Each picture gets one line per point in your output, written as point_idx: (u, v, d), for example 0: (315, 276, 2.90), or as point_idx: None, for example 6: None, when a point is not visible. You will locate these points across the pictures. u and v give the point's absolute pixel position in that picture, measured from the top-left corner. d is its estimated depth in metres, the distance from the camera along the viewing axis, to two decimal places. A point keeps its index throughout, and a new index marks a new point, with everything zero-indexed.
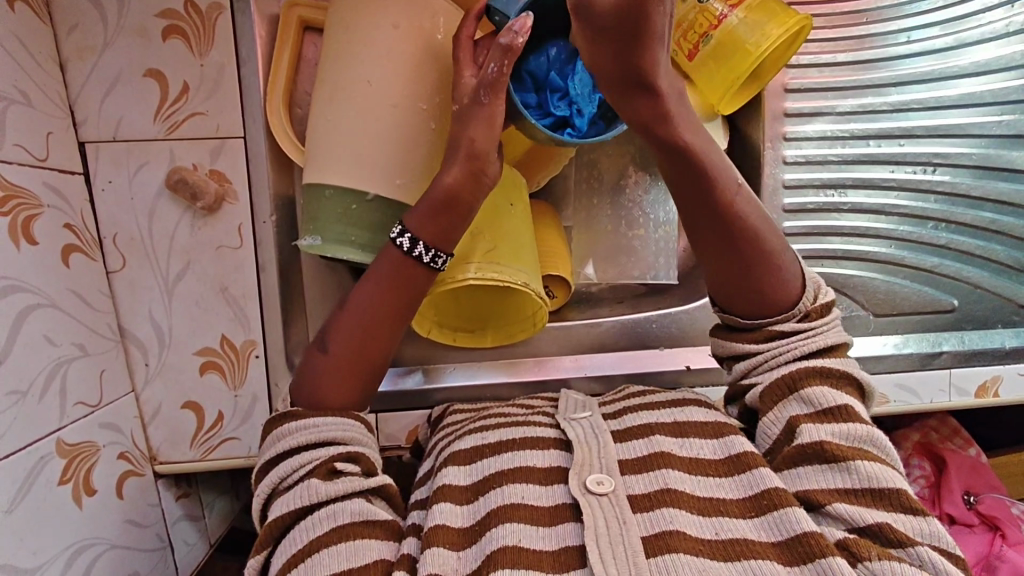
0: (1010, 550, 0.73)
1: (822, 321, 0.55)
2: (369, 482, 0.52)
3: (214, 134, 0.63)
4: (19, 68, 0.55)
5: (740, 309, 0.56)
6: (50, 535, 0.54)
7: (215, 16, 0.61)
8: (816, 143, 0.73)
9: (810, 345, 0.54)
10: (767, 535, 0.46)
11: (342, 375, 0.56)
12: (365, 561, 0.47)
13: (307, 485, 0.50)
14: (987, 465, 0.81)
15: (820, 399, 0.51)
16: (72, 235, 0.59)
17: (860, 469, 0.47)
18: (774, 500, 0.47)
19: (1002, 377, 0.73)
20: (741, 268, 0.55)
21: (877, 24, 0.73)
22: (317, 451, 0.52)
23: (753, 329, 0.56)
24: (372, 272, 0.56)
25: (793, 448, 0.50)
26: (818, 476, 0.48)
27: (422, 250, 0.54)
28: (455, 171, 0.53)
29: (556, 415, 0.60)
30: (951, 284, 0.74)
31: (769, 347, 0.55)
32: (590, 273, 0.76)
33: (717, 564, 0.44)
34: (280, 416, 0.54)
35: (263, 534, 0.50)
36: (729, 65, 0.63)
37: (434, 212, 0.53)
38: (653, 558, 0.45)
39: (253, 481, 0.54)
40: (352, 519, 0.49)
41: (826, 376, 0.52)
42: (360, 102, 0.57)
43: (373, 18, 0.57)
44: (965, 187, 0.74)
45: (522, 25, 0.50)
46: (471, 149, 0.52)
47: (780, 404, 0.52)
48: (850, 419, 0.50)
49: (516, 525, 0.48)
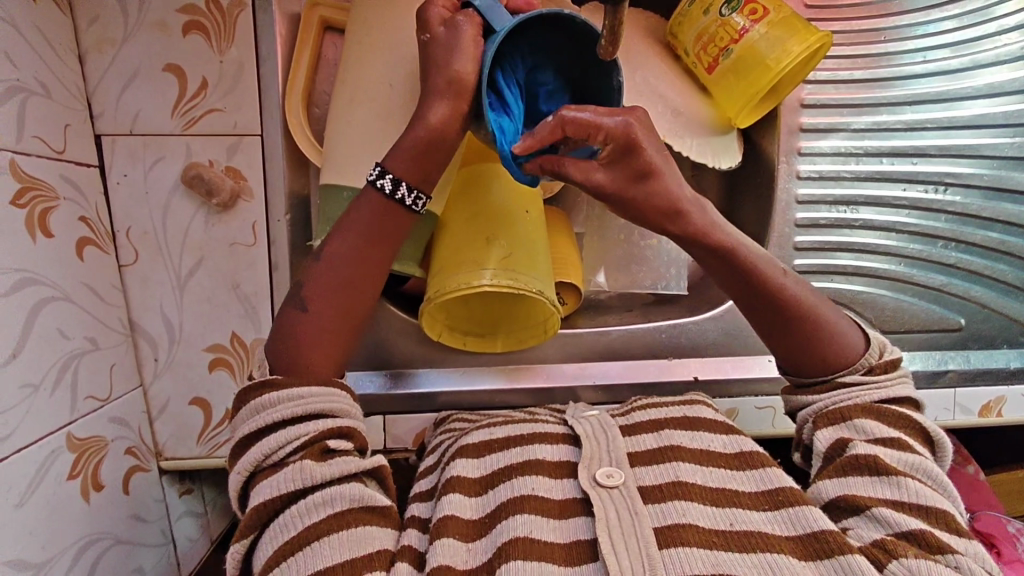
0: (1005, 565, 0.74)
1: (887, 378, 0.56)
2: (363, 463, 0.52)
3: (232, 130, 0.62)
4: (41, 59, 0.55)
5: (811, 369, 0.58)
6: (58, 529, 0.53)
7: (237, 12, 0.61)
8: (830, 158, 0.74)
9: (874, 394, 0.55)
10: (782, 530, 0.47)
11: (323, 339, 0.54)
12: (367, 551, 0.47)
13: (302, 467, 0.49)
14: (985, 484, 0.83)
15: (875, 430, 0.52)
16: (86, 228, 0.59)
17: (908, 485, 0.48)
18: (790, 497, 0.49)
19: (1006, 397, 0.73)
20: (807, 336, 0.57)
21: (893, 42, 0.74)
22: (308, 424, 0.51)
23: (822, 380, 0.57)
24: (348, 218, 0.55)
25: (845, 459, 0.51)
26: (866, 485, 0.49)
27: (405, 193, 0.54)
28: (442, 110, 0.51)
29: (564, 413, 0.61)
30: (959, 304, 0.75)
31: (831, 395, 0.56)
32: (600, 281, 0.76)
33: (733, 555, 0.45)
34: (261, 384, 0.52)
35: (252, 516, 0.49)
36: (748, 80, 0.63)
37: (414, 155, 0.53)
38: (666, 549, 0.45)
39: (230, 460, 0.52)
40: (351, 506, 0.49)
41: (882, 415, 0.53)
42: (383, 103, 0.58)
43: (396, 24, 0.58)
44: (975, 208, 0.74)
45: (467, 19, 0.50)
46: (460, 88, 0.50)
47: (832, 426, 0.54)
48: (903, 449, 0.51)
49: (529, 516, 0.48)
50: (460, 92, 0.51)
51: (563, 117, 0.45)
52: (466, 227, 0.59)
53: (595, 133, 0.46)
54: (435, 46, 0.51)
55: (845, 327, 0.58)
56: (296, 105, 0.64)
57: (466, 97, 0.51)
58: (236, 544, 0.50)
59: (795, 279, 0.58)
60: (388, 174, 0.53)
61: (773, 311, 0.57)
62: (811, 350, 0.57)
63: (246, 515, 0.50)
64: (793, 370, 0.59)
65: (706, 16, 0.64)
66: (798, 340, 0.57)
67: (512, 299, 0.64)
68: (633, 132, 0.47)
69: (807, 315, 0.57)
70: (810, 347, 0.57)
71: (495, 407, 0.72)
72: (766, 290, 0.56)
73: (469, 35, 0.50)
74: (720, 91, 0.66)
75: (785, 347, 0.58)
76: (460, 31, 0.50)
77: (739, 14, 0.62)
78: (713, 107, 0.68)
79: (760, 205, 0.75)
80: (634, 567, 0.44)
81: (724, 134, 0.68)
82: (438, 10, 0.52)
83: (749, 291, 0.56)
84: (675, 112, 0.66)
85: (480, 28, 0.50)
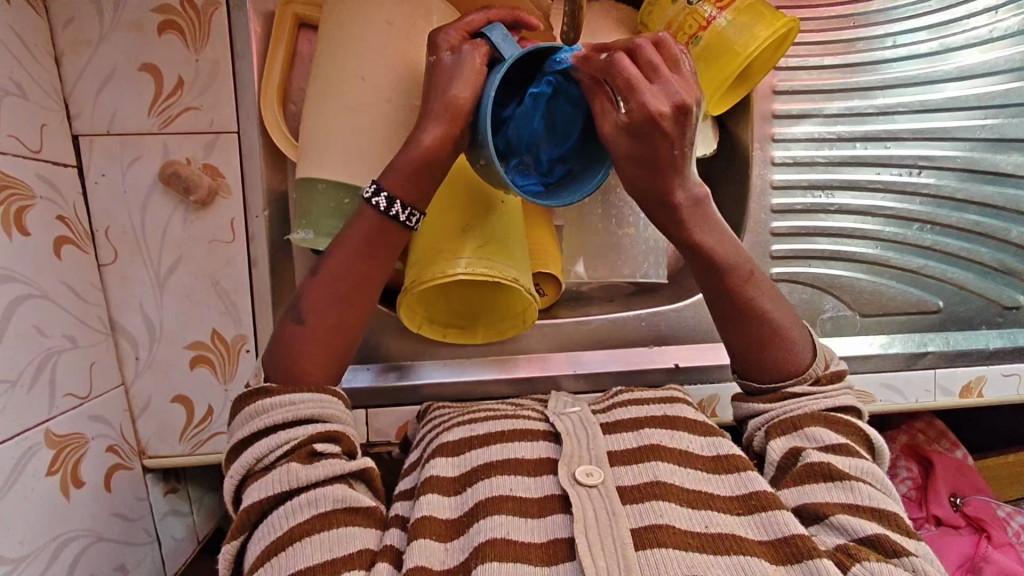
0: (995, 551, 0.74)
1: (833, 387, 0.57)
2: (350, 466, 0.52)
3: (208, 128, 0.63)
4: (16, 60, 0.56)
5: (760, 376, 0.58)
6: (37, 525, 0.54)
7: (211, 11, 0.62)
8: (804, 144, 0.75)
9: (821, 403, 0.55)
10: (756, 534, 0.47)
11: (314, 347, 0.55)
12: (348, 551, 0.47)
13: (288, 470, 0.50)
14: (974, 469, 0.82)
15: (825, 436, 0.52)
16: (64, 228, 0.60)
17: (860, 488, 0.48)
18: (760, 501, 0.49)
19: (986, 377, 0.74)
20: (762, 339, 0.57)
21: (863, 28, 0.75)
22: (298, 429, 0.52)
23: (771, 389, 0.57)
24: (344, 235, 0.56)
25: (799, 469, 0.51)
26: (822, 492, 0.49)
27: (400, 210, 0.54)
28: (436, 132, 0.52)
29: (545, 410, 0.61)
30: (937, 285, 0.75)
31: (780, 403, 0.56)
32: (580, 271, 0.76)
33: (707, 556, 0.45)
34: (259, 390, 0.53)
35: (240, 519, 0.49)
36: (720, 65, 0.63)
37: (412, 173, 0.53)
38: (642, 550, 0.45)
39: (226, 464, 0.53)
40: (334, 506, 0.49)
41: (830, 422, 0.54)
42: (355, 97, 0.58)
43: (364, 16, 0.59)
44: (950, 189, 0.75)
45: (474, 51, 0.51)
46: (455, 114, 0.51)
47: (785, 436, 0.54)
48: (851, 454, 0.51)
49: (505, 518, 0.48)
50: (456, 116, 0.51)
51: (612, 59, 0.47)
52: (445, 215, 0.59)
53: (629, 94, 0.48)
54: (440, 71, 0.52)
55: (801, 339, 0.58)
56: (272, 101, 0.64)
57: (459, 120, 0.51)
58: (228, 545, 0.50)
59: (768, 292, 0.58)
60: (383, 191, 0.54)
61: (737, 316, 0.57)
62: (763, 354, 0.57)
63: (237, 516, 0.50)
64: (744, 372, 0.59)
65: (673, 6, 0.65)
66: (752, 341, 0.57)
67: (491, 290, 0.64)
68: (657, 120, 0.47)
69: (770, 320, 0.57)
70: (761, 350, 0.57)
71: (479, 399, 0.72)
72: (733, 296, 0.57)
73: (472, 63, 0.51)
74: None
75: (739, 347, 0.58)
76: (463, 60, 0.51)
77: (707, 2, 0.63)
78: None
79: (736, 193, 0.76)
80: (609, 568, 0.44)
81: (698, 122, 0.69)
82: (448, 35, 0.53)
83: (718, 295, 0.58)
84: None
85: (486, 57, 0.52)
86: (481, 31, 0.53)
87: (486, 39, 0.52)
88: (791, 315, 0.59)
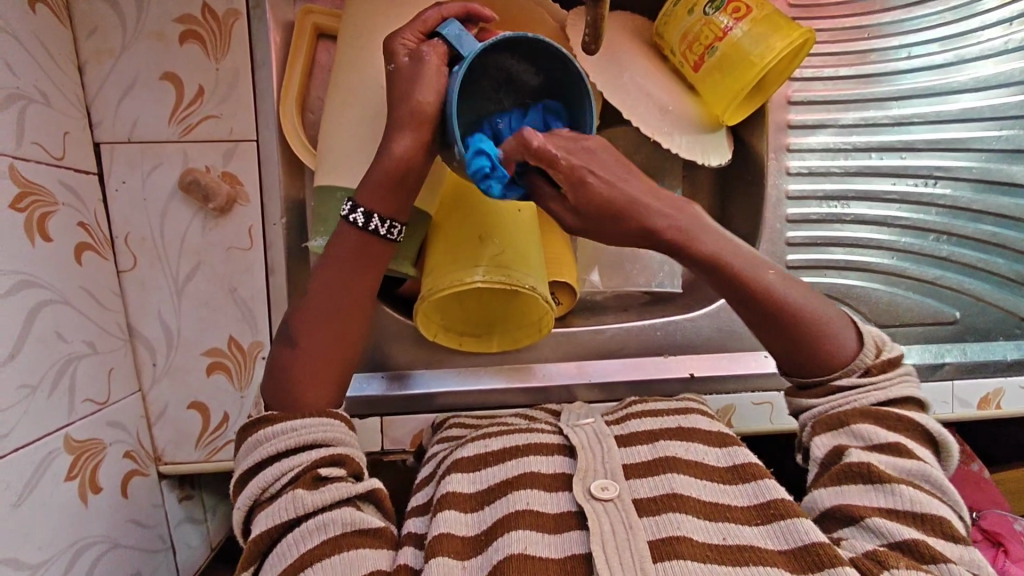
0: (1013, 565, 0.73)
1: (885, 377, 0.55)
2: (357, 488, 0.52)
3: (227, 136, 0.63)
4: (40, 67, 0.56)
5: (809, 370, 0.57)
6: (56, 531, 0.54)
7: (232, 21, 0.62)
8: (819, 154, 0.75)
9: (871, 397, 0.54)
10: (775, 544, 0.47)
11: (311, 364, 0.55)
12: (360, 572, 0.46)
13: (294, 496, 0.49)
14: (990, 482, 0.82)
15: (873, 434, 0.52)
16: (85, 234, 0.60)
17: (904, 492, 0.48)
18: (784, 511, 0.48)
19: (1004, 390, 0.73)
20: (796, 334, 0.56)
21: (877, 39, 0.75)
22: (301, 456, 0.52)
23: (815, 383, 0.56)
24: (329, 251, 0.56)
25: (839, 468, 0.51)
26: (861, 494, 0.49)
27: (379, 224, 0.54)
28: (406, 140, 0.52)
29: (559, 423, 0.61)
30: (953, 296, 0.75)
31: (827, 399, 0.55)
32: (594, 280, 0.78)
33: (725, 569, 0.44)
34: (256, 421, 0.53)
35: (250, 549, 0.49)
36: (734, 77, 0.64)
37: (388, 184, 0.53)
38: (661, 562, 0.45)
39: (232, 496, 0.53)
40: (344, 530, 0.49)
41: (883, 418, 0.53)
42: (373, 104, 0.59)
43: (383, 26, 0.60)
44: (966, 200, 0.75)
45: (432, 52, 0.51)
46: (422, 119, 0.51)
47: (830, 432, 0.54)
48: (899, 454, 0.51)
49: (525, 532, 0.48)
50: (421, 123, 0.51)
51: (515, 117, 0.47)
52: (461, 225, 0.59)
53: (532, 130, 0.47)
54: (401, 75, 0.52)
55: (836, 322, 0.57)
56: (291, 110, 0.65)
57: (428, 126, 0.51)
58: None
59: (788, 281, 0.56)
60: (359, 207, 0.54)
61: (773, 315, 0.55)
62: (801, 350, 0.56)
63: (247, 546, 0.50)
64: (792, 371, 0.58)
65: (690, 16, 0.65)
66: (786, 339, 0.56)
67: (506, 300, 0.64)
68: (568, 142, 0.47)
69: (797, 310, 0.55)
70: (798, 347, 0.56)
71: (493, 408, 0.72)
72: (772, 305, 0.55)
73: (432, 65, 0.50)
74: (707, 87, 0.66)
75: (779, 348, 0.57)
76: (424, 62, 0.51)
77: (723, 13, 0.63)
78: (699, 104, 0.69)
79: (752, 202, 0.76)
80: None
81: (713, 131, 0.69)
82: (403, 39, 0.53)
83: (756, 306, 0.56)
84: (662, 109, 0.67)
85: (445, 56, 0.51)
86: (436, 30, 0.52)
87: (442, 38, 0.51)
88: (813, 294, 0.57)
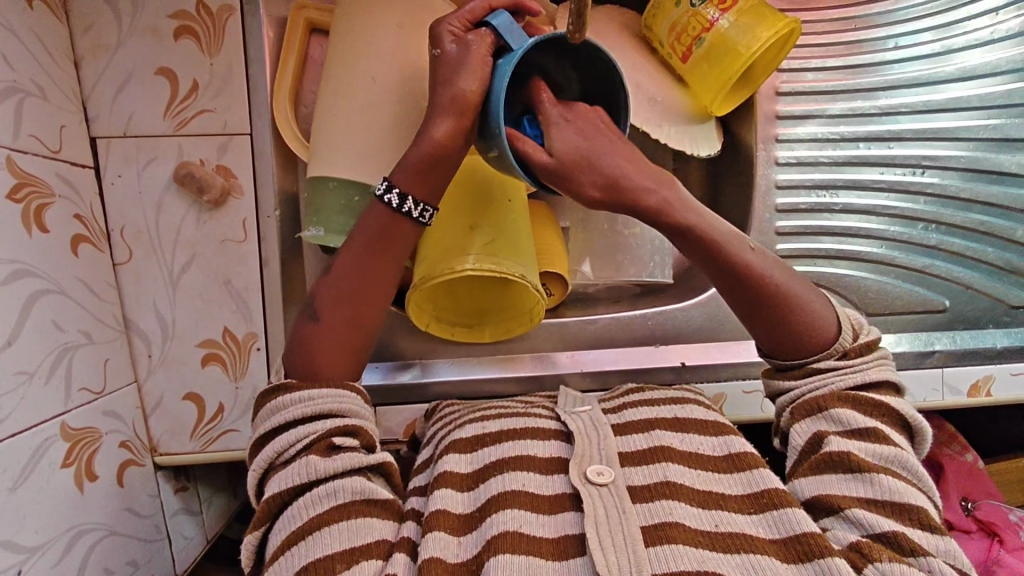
0: (1008, 555, 0.73)
1: (863, 361, 0.56)
2: (368, 459, 0.53)
3: (221, 130, 0.64)
4: (36, 62, 0.57)
5: (789, 353, 0.58)
6: (51, 517, 0.54)
7: (226, 17, 0.64)
8: (808, 145, 0.75)
9: (849, 380, 0.55)
10: (767, 533, 0.47)
11: (331, 346, 0.56)
12: (366, 540, 0.48)
13: (308, 462, 0.50)
14: (983, 471, 0.82)
15: (851, 420, 0.52)
16: (81, 226, 0.61)
17: (882, 481, 0.48)
18: (775, 498, 0.49)
19: (994, 377, 0.73)
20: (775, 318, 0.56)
21: (864, 31, 0.76)
22: (315, 424, 0.52)
23: (795, 365, 0.57)
24: (356, 229, 0.56)
25: (819, 457, 0.51)
26: (840, 484, 0.49)
27: (412, 206, 0.55)
28: (447, 126, 0.52)
29: (555, 409, 0.61)
30: (942, 284, 0.76)
31: (806, 382, 0.56)
32: (586, 271, 0.77)
33: (716, 555, 0.45)
34: (276, 388, 0.54)
35: (263, 508, 0.50)
36: (721, 67, 0.65)
37: (423, 168, 0.53)
38: (652, 547, 0.46)
39: (249, 458, 0.54)
40: (353, 498, 0.50)
41: (858, 403, 0.53)
42: (364, 96, 0.60)
43: (376, 20, 0.61)
44: (954, 189, 0.75)
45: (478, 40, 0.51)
46: (464, 106, 0.51)
47: (809, 418, 0.54)
48: (879, 441, 0.51)
49: (518, 511, 0.49)
50: (465, 110, 0.51)
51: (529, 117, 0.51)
52: (454, 215, 0.60)
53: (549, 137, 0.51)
54: (446, 63, 0.52)
55: (818, 304, 0.57)
56: (284, 103, 0.66)
57: (469, 114, 0.51)
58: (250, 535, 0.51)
59: (768, 258, 0.57)
60: (394, 188, 0.54)
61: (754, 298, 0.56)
62: (780, 333, 0.57)
63: (258, 508, 0.51)
64: (773, 353, 0.59)
65: (678, 7, 0.66)
66: (766, 323, 0.57)
67: (501, 289, 0.65)
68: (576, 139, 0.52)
69: (777, 293, 0.56)
70: (778, 330, 0.57)
71: (486, 398, 0.73)
72: (743, 278, 0.56)
73: (478, 53, 0.51)
74: (696, 79, 0.68)
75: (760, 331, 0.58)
76: (469, 50, 0.51)
77: (710, 4, 0.64)
78: (688, 96, 0.70)
79: (742, 192, 0.77)
80: (619, 565, 0.44)
81: (701, 122, 0.70)
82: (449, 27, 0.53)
83: (728, 283, 0.56)
84: (651, 99, 0.68)
85: (492, 47, 0.51)
86: (484, 20, 0.53)
87: (490, 27, 0.52)
88: (795, 278, 0.58)
